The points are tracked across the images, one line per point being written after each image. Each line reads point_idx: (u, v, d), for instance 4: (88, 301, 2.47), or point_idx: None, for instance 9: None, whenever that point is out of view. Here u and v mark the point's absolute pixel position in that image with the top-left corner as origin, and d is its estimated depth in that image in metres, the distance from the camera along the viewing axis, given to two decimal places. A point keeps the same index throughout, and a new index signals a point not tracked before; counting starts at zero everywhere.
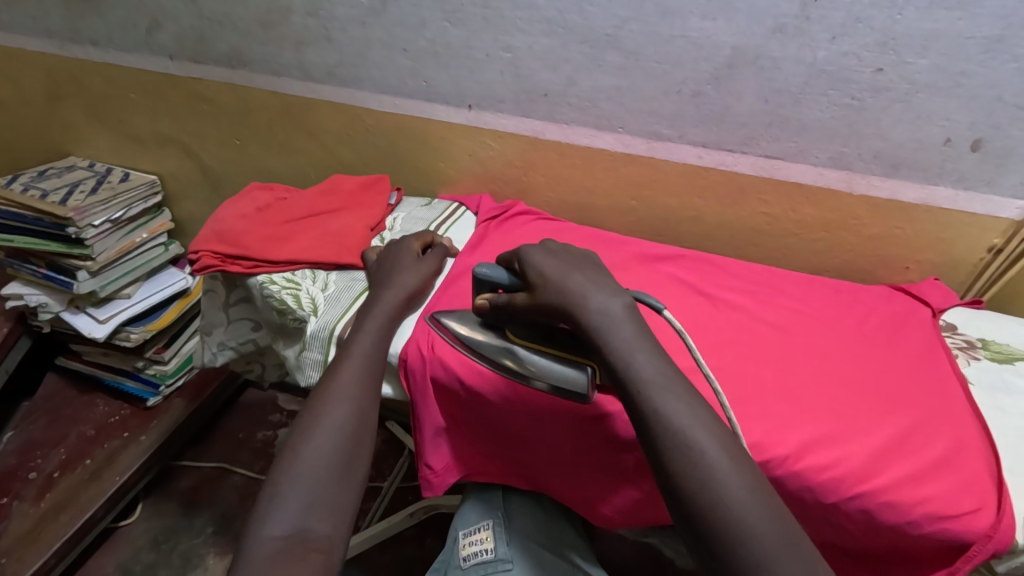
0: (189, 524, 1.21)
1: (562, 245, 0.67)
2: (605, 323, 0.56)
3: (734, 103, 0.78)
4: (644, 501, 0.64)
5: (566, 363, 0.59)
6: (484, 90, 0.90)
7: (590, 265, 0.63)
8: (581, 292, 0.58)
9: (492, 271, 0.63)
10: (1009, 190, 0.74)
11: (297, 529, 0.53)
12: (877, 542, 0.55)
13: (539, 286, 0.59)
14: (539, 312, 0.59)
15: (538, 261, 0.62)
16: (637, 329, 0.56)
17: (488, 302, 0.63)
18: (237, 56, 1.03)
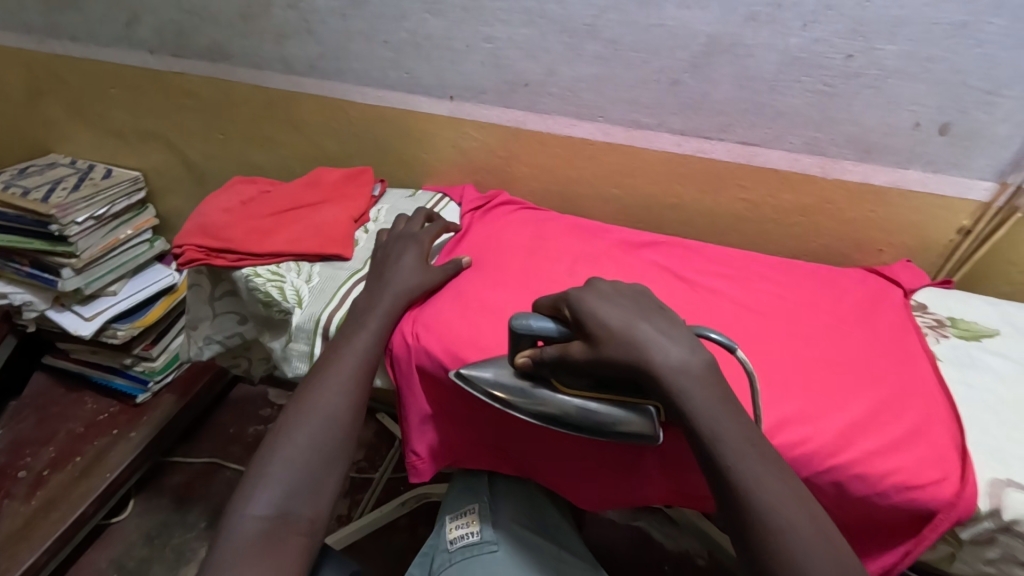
0: (182, 519, 1.22)
1: (612, 281, 0.62)
2: (685, 383, 0.52)
3: (711, 90, 0.79)
4: (625, 481, 0.66)
5: (630, 410, 0.57)
6: (465, 81, 0.90)
7: (650, 307, 0.58)
8: (652, 348, 0.54)
9: (536, 321, 0.58)
10: (978, 172, 0.76)
11: (277, 511, 0.56)
12: (849, 516, 0.58)
13: (605, 341, 0.54)
14: (605, 368, 0.54)
15: (597, 308, 0.56)
16: (710, 388, 0.53)
17: (530, 359, 0.58)
18: (218, 49, 1.03)
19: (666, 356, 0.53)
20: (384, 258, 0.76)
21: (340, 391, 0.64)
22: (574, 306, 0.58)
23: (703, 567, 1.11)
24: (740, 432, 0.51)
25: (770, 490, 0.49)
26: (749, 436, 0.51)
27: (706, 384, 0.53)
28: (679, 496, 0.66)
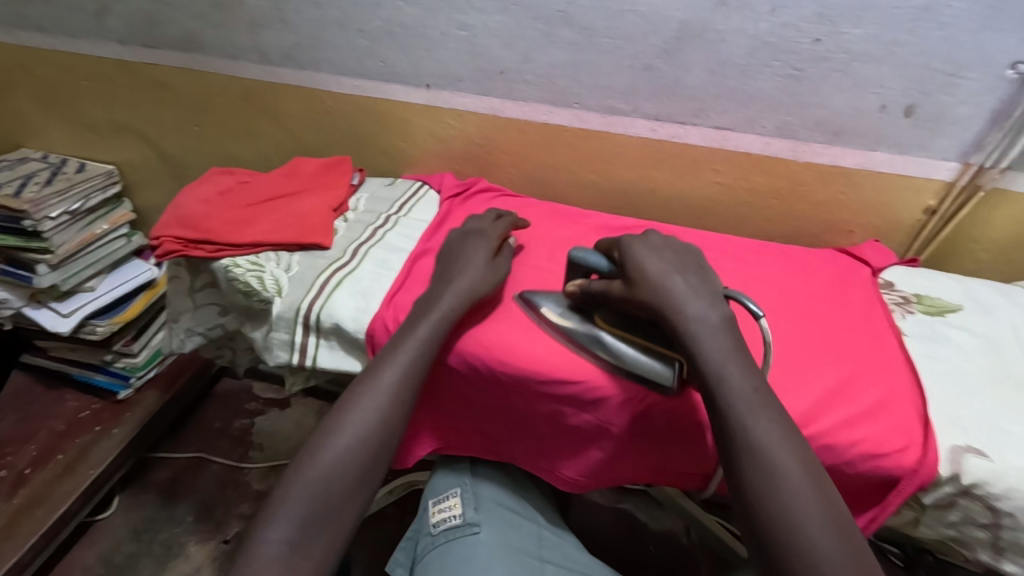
0: (168, 514, 1.21)
1: (665, 237, 0.70)
2: (698, 327, 0.58)
3: (684, 75, 0.80)
4: (605, 461, 0.67)
5: (657, 357, 0.62)
6: (441, 69, 0.91)
7: (692, 265, 0.65)
8: (678, 297, 0.60)
9: (592, 257, 0.67)
10: (942, 152, 0.78)
11: (298, 539, 0.55)
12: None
13: (640, 283, 0.61)
14: (635, 306, 0.62)
15: (640, 256, 0.64)
16: (723, 340, 0.58)
17: (578, 287, 0.67)
18: (191, 39, 1.01)
19: (689, 305, 0.60)
20: (449, 247, 0.76)
21: (375, 406, 0.61)
22: (622, 253, 0.66)
23: (686, 546, 1.13)
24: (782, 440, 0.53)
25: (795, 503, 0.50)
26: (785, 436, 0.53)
27: (726, 352, 0.57)
28: (658, 475, 0.68)
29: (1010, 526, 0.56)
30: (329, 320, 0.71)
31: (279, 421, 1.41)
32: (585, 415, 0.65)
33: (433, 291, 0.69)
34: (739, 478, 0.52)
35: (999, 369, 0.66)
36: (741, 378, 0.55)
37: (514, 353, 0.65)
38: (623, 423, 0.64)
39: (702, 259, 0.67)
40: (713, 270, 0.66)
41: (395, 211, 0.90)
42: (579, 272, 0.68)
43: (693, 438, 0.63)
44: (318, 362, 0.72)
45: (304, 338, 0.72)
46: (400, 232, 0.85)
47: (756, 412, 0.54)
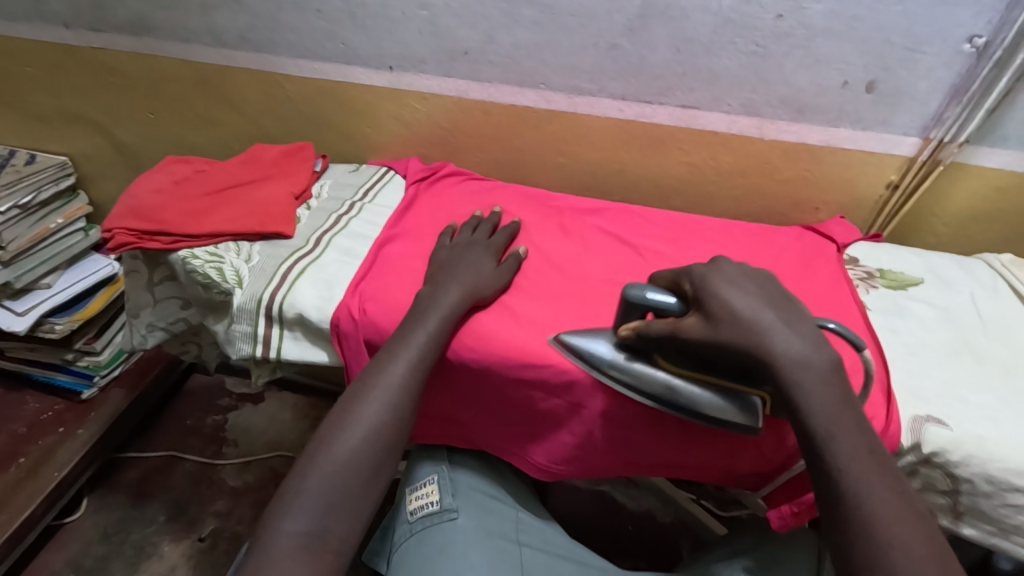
0: (140, 514, 1.18)
1: (738, 264, 0.61)
2: (805, 376, 0.52)
3: (649, 53, 0.80)
4: (576, 447, 0.67)
5: (732, 398, 0.57)
6: (403, 50, 0.88)
7: (776, 297, 0.57)
8: (773, 337, 0.53)
9: (652, 295, 0.58)
10: (903, 128, 0.79)
11: (316, 531, 0.55)
12: (768, 468, 0.63)
13: (725, 323, 0.54)
14: (718, 349, 0.54)
15: (723, 290, 0.56)
16: (828, 391, 0.52)
17: (634, 332, 0.58)
18: (139, 22, 0.97)
19: (789, 347, 0.53)
20: (453, 246, 0.74)
21: (387, 398, 0.60)
22: (698, 285, 0.57)
23: (665, 524, 1.15)
24: (863, 454, 0.51)
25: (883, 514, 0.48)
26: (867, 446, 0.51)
27: (834, 408, 0.52)
28: (628, 465, 0.68)
29: (969, 492, 0.57)
30: (293, 310, 0.69)
31: (253, 416, 1.39)
32: (556, 399, 0.64)
33: (432, 285, 0.67)
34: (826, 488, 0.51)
35: (957, 340, 0.67)
36: (854, 445, 0.51)
37: (488, 340, 0.64)
38: (594, 407, 0.63)
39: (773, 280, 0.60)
40: (800, 302, 0.58)
41: (360, 198, 0.88)
42: (635, 311, 0.59)
43: (664, 423, 0.62)
44: (283, 354, 0.70)
45: (268, 330, 0.70)
46: (366, 219, 0.83)
47: (874, 484, 0.50)
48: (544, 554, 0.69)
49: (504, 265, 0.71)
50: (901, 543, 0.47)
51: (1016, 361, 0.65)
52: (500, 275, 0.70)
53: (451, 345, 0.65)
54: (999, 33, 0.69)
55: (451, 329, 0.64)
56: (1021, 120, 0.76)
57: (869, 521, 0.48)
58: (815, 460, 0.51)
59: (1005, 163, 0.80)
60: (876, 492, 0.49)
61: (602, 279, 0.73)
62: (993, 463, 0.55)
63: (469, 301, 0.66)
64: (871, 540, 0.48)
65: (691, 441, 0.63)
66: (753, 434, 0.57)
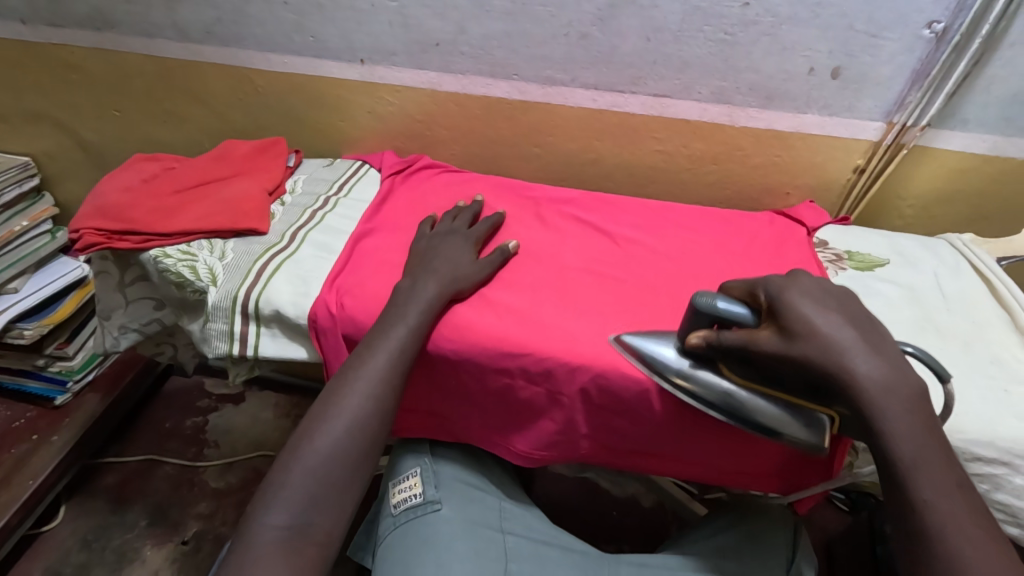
0: (120, 520, 1.17)
1: (816, 277, 0.58)
2: (889, 405, 0.48)
3: (620, 43, 0.80)
4: (557, 433, 0.68)
5: (799, 414, 0.55)
6: (374, 42, 0.87)
7: (859, 315, 0.54)
8: (852, 358, 0.50)
9: (722, 305, 0.56)
10: (868, 113, 0.81)
11: (301, 522, 0.55)
12: (740, 459, 0.65)
13: (801, 339, 0.51)
14: (790, 365, 0.51)
15: (800, 305, 0.53)
16: (915, 419, 0.48)
17: (703, 339, 0.56)
18: (100, 16, 0.95)
19: (873, 370, 0.49)
20: (431, 235, 0.74)
21: (367, 391, 0.60)
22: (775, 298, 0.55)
23: (649, 508, 1.17)
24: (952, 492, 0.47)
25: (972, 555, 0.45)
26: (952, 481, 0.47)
27: (920, 437, 0.48)
28: (608, 449, 0.69)
29: None
30: (269, 307, 0.68)
31: (234, 416, 1.38)
32: (535, 387, 0.65)
33: (410, 277, 0.68)
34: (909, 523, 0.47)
35: (922, 317, 0.69)
36: (941, 481, 0.47)
37: (465, 329, 0.65)
38: (573, 395, 0.64)
39: (843, 291, 0.57)
40: (880, 321, 0.54)
41: (334, 192, 0.87)
42: (702, 319, 0.57)
43: (643, 408, 0.63)
44: (260, 351, 0.70)
45: (244, 327, 0.70)
46: (341, 213, 0.83)
47: (963, 522, 0.46)
48: (528, 541, 0.70)
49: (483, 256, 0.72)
50: None
51: (978, 336, 0.67)
52: (478, 268, 0.70)
53: (433, 337, 0.65)
54: (957, 18, 0.70)
55: (430, 321, 0.64)
56: (979, 105, 0.78)
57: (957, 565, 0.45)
58: (896, 492, 0.48)
59: (965, 145, 0.82)
60: (966, 535, 0.46)
61: (577, 266, 0.74)
62: (955, 435, 0.57)
63: (447, 295, 0.66)
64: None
65: (671, 431, 0.64)
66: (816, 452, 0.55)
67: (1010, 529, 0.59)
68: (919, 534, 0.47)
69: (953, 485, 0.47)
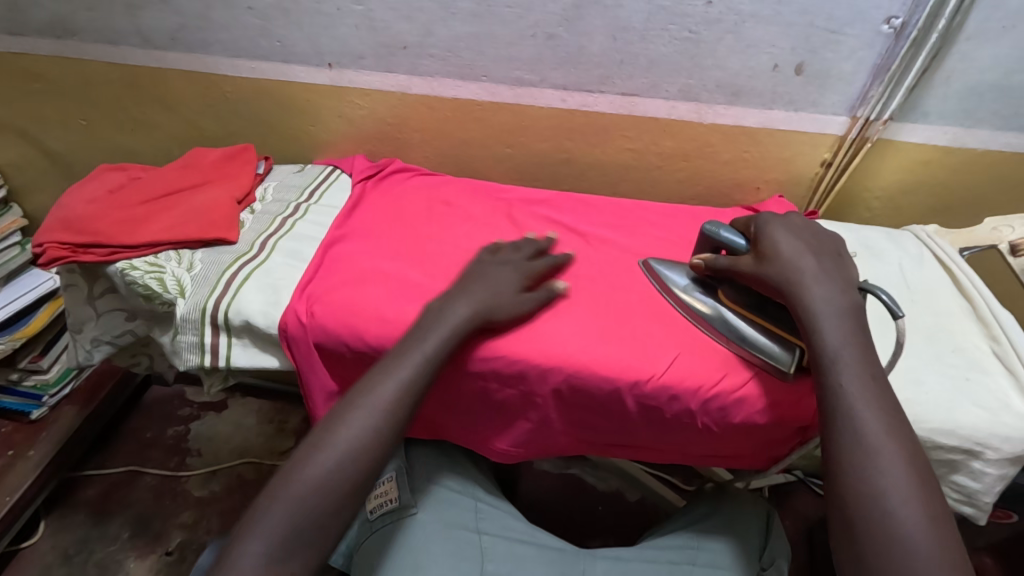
0: (102, 532, 1.16)
1: (807, 220, 0.68)
2: (822, 308, 0.57)
3: (587, 43, 0.80)
4: (532, 432, 0.68)
5: (777, 339, 0.61)
6: (341, 46, 0.87)
7: (831, 251, 0.63)
8: (808, 278, 0.59)
9: (725, 234, 0.66)
10: (833, 108, 0.82)
11: (279, 554, 0.52)
12: (711, 450, 0.66)
13: (770, 260, 0.61)
14: (759, 282, 0.61)
15: (778, 236, 0.63)
16: (850, 325, 0.56)
17: (703, 262, 0.66)
18: (61, 24, 0.93)
19: (818, 285, 0.58)
20: None
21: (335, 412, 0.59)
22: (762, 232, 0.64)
23: (633, 502, 1.18)
24: (864, 376, 0.53)
25: (871, 423, 0.51)
26: (866, 367, 0.54)
27: (846, 334, 0.55)
28: (586, 442, 0.70)
29: None
30: (239, 317, 0.68)
31: (216, 424, 1.36)
32: (508, 388, 0.65)
33: None
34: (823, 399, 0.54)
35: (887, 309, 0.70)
36: (859, 370, 0.53)
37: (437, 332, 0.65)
38: (547, 392, 0.64)
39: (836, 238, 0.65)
40: (851, 261, 0.63)
41: (305, 199, 0.86)
42: (709, 246, 0.67)
43: (615, 406, 0.63)
44: (231, 362, 0.69)
45: (214, 338, 0.69)
46: (311, 220, 0.82)
47: (869, 400, 0.52)
48: (505, 540, 0.70)
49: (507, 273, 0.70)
50: (884, 457, 0.50)
51: (941, 327, 0.68)
52: (519, 304, 0.65)
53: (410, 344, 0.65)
54: (915, 14, 0.71)
55: (450, 349, 0.62)
56: (940, 97, 0.79)
57: (857, 434, 0.51)
58: (819, 376, 0.54)
59: (927, 138, 0.84)
60: (870, 409, 0.52)
61: None
62: (918, 425, 0.59)
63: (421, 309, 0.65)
64: (854, 445, 0.51)
65: (643, 428, 0.65)
66: (784, 379, 0.60)
67: (963, 509, 0.62)
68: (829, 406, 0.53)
69: (866, 371, 0.54)
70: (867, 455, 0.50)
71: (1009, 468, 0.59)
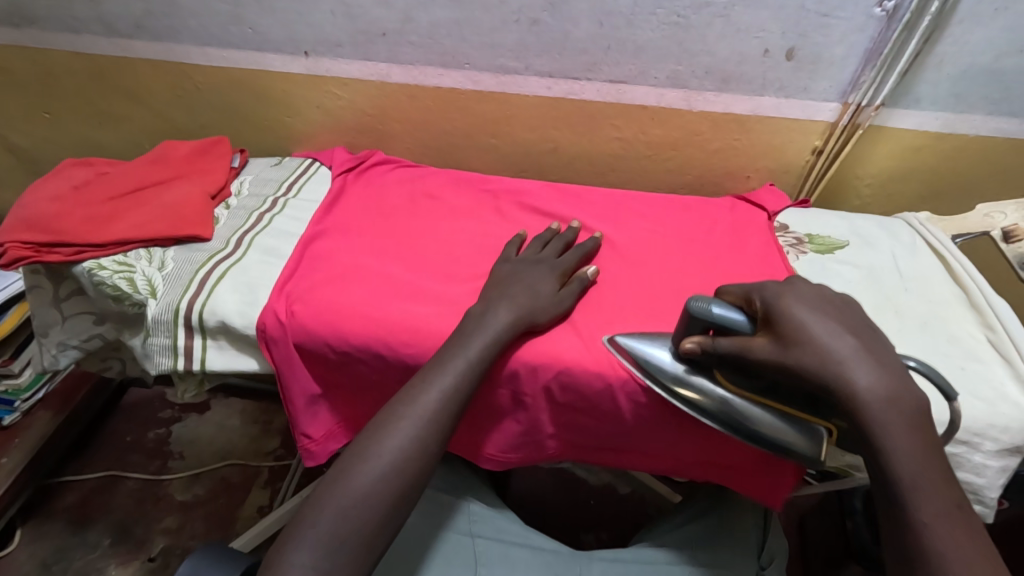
0: (81, 540, 1.12)
1: (818, 284, 0.55)
2: (882, 416, 0.46)
3: (572, 28, 0.78)
4: (524, 434, 0.66)
5: (798, 425, 0.52)
6: (317, 33, 0.83)
7: (858, 323, 0.52)
8: (852, 370, 0.47)
9: (718, 311, 0.53)
10: (823, 94, 0.80)
11: (326, 568, 0.48)
12: (709, 450, 0.64)
13: (802, 346, 0.48)
14: (787, 374, 0.49)
15: (799, 313, 0.50)
16: (915, 434, 0.46)
17: (698, 345, 0.53)
18: (18, 11, 0.88)
19: (871, 382, 0.47)
20: None
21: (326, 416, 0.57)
22: (773, 306, 0.52)
23: (626, 494, 1.17)
24: (952, 513, 0.44)
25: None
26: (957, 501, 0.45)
27: (919, 455, 0.45)
28: (580, 444, 0.68)
29: None
30: (214, 318, 0.65)
31: (198, 426, 1.32)
32: (499, 389, 0.63)
33: None
34: (908, 546, 0.44)
35: (880, 298, 0.69)
36: (939, 504, 0.44)
37: (421, 331, 0.62)
38: (539, 391, 0.62)
39: (845, 298, 0.55)
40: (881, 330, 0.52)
41: (283, 193, 0.83)
42: (696, 324, 0.54)
43: (609, 405, 0.61)
44: (207, 365, 0.66)
45: (188, 340, 0.66)
46: (289, 215, 0.79)
47: (964, 545, 0.43)
48: (499, 542, 0.68)
49: (516, 263, 0.68)
50: None
51: (934, 316, 0.67)
52: (559, 301, 0.64)
53: (394, 344, 0.62)
54: None
55: (491, 354, 0.59)
56: (931, 83, 0.78)
57: None
58: (895, 510, 0.45)
59: (918, 123, 0.83)
60: (969, 561, 0.43)
61: None
62: None
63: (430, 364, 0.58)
64: None
65: (639, 428, 0.63)
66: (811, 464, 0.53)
67: (973, 508, 0.59)
68: (916, 555, 0.44)
69: (952, 506, 0.44)
70: None
71: (1009, 460, 0.57)
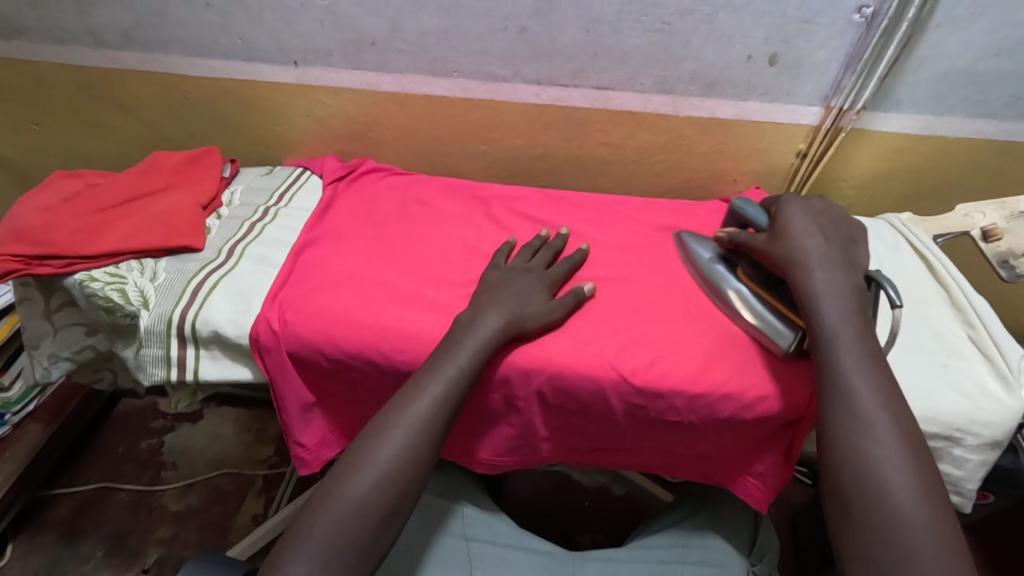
0: (74, 552, 1.11)
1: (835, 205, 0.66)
2: (824, 289, 0.56)
3: (559, 36, 0.79)
4: (517, 437, 0.67)
5: (782, 316, 0.61)
6: (306, 43, 0.84)
7: (846, 233, 0.63)
8: (813, 256, 0.59)
9: (750, 210, 0.67)
10: (806, 98, 0.82)
11: None
12: (699, 448, 0.65)
13: (783, 238, 0.61)
14: (769, 258, 0.61)
15: (794, 215, 0.63)
16: (852, 302, 0.56)
17: (726, 235, 0.67)
18: (4, 23, 0.88)
19: (822, 264, 0.58)
20: None
21: None
22: (782, 211, 0.64)
23: (620, 494, 1.18)
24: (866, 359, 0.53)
25: (868, 402, 0.51)
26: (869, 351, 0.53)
27: (847, 313, 0.55)
28: (573, 445, 0.68)
29: None
30: (206, 328, 0.65)
31: (191, 435, 1.32)
32: (491, 394, 0.63)
33: None
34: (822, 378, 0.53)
35: None
36: (856, 350, 0.53)
37: (413, 338, 0.63)
38: (531, 394, 0.63)
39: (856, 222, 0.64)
40: (865, 246, 0.62)
41: (274, 202, 0.84)
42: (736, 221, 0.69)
43: (601, 407, 0.62)
44: (201, 375, 0.67)
45: (181, 351, 0.66)
46: (281, 223, 0.80)
47: (868, 380, 0.52)
48: (493, 545, 0.68)
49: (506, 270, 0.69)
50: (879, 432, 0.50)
51: (916, 314, 0.69)
52: (548, 307, 0.64)
53: (387, 351, 0.63)
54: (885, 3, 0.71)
55: (481, 360, 0.59)
56: (911, 85, 0.80)
57: (854, 415, 0.51)
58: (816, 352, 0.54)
59: (899, 125, 0.84)
60: (868, 389, 0.52)
61: None
62: None
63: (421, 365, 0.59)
64: (849, 422, 0.51)
65: (630, 428, 0.64)
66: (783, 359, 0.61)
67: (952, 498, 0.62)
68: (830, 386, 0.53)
69: (865, 355, 0.53)
70: (863, 437, 0.50)
71: (989, 453, 0.59)
